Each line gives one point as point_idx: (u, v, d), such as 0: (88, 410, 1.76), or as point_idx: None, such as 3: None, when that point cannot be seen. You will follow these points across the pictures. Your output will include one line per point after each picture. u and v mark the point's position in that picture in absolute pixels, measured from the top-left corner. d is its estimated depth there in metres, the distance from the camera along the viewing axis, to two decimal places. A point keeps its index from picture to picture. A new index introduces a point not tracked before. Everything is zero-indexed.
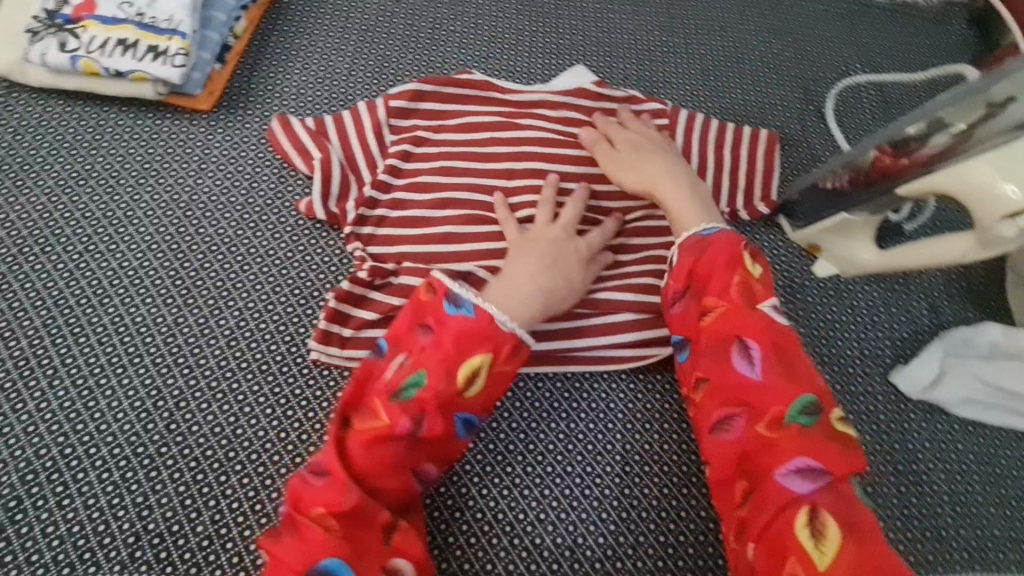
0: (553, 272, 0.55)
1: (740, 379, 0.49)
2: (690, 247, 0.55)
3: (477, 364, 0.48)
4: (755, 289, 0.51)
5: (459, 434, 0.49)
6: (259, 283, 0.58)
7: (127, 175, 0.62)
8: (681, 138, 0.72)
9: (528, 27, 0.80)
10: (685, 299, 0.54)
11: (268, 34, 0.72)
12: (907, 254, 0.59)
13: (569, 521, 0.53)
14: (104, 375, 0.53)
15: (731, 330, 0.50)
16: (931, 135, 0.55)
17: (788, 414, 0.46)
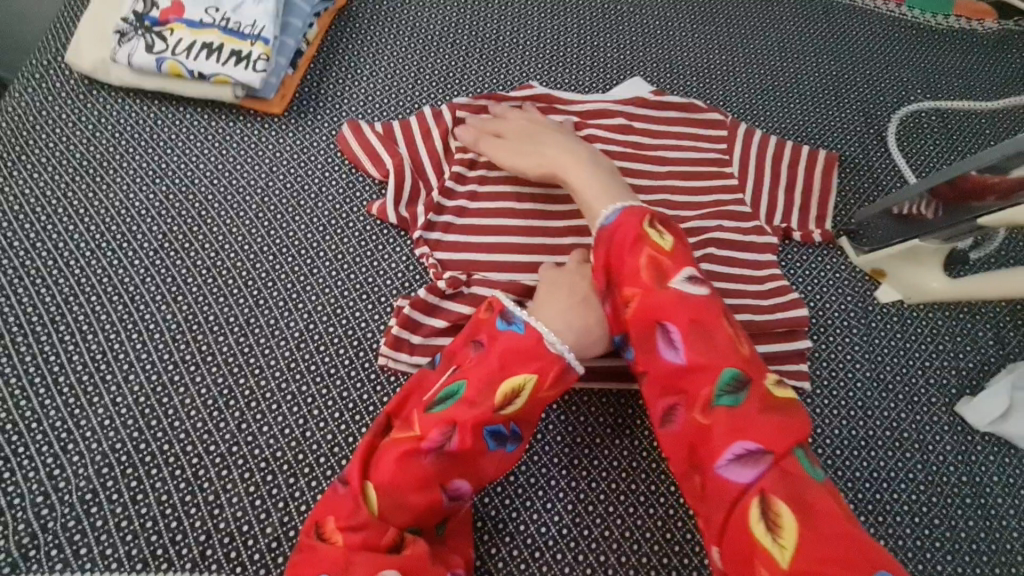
0: (587, 306, 0.52)
1: (661, 362, 0.48)
2: (604, 241, 0.53)
3: (520, 383, 0.46)
4: (667, 269, 0.49)
5: (489, 453, 0.46)
6: (328, 287, 0.59)
7: (201, 174, 0.63)
8: (738, 152, 0.74)
9: (589, 42, 0.81)
10: (610, 295, 0.52)
11: (337, 41, 0.74)
12: (982, 283, 0.62)
13: (635, 540, 0.51)
14: (178, 371, 0.53)
15: (650, 315, 0.48)
16: (1010, 168, 0.54)
17: (716, 395, 0.45)
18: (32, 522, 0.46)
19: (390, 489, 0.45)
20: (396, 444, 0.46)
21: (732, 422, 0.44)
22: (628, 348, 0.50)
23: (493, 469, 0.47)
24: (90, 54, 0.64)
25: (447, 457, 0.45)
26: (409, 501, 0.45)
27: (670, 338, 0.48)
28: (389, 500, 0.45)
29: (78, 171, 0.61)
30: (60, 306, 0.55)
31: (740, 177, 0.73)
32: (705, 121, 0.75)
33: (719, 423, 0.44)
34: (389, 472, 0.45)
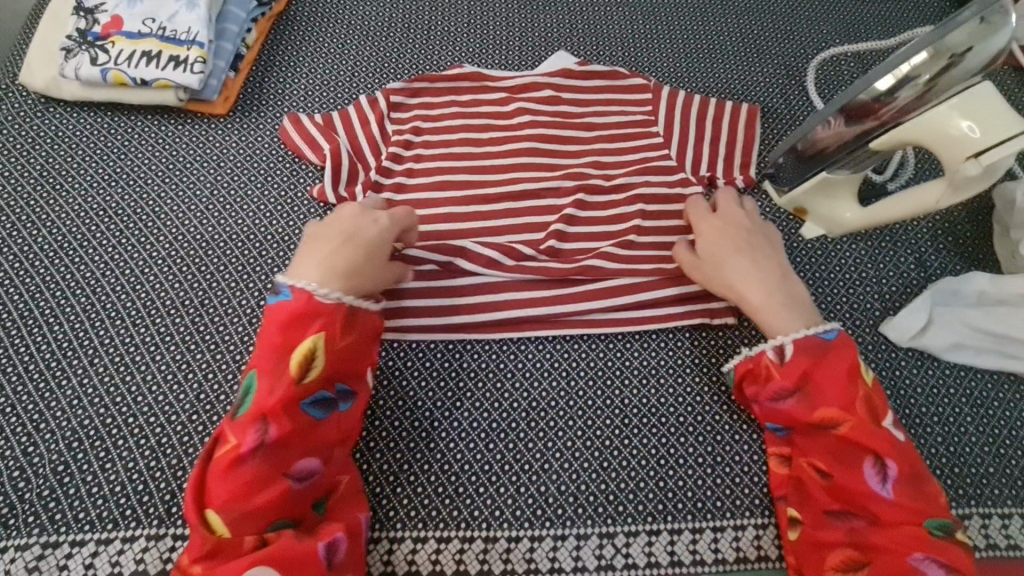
0: (347, 248, 0.55)
1: (866, 485, 0.48)
2: (807, 347, 0.53)
3: (307, 348, 0.49)
4: (881, 410, 0.51)
5: (313, 423, 0.49)
6: (277, 266, 0.63)
7: (153, 175, 0.67)
8: (663, 113, 0.75)
9: (518, 22, 0.85)
10: (794, 397, 0.52)
11: (276, 42, 0.79)
12: (887, 208, 0.63)
13: (573, 470, 0.56)
14: (139, 352, 0.57)
15: (860, 445, 0.49)
16: (898, 90, 0.56)
17: (925, 528, 0.47)
18: (11, 495, 0.51)
19: (233, 502, 0.46)
20: (219, 460, 0.47)
21: (922, 541, 0.46)
22: (826, 455, 0.51)
23: (331, 432, 0.50)
24: (42, 74, 0.68)
25: (270, 450, 0.47)
26: (255, 503, 0.46)
27: (884, 472, 0.48)
28: (234, 512, 0.46)
29: (37, 181, 0.66)
30: (27, 303, 0.59)
31: (666, 135, 0.74)
32: (629, 86, 0.78)
33: (907, 534, 0.46)
34: (224, 487, 0.46)
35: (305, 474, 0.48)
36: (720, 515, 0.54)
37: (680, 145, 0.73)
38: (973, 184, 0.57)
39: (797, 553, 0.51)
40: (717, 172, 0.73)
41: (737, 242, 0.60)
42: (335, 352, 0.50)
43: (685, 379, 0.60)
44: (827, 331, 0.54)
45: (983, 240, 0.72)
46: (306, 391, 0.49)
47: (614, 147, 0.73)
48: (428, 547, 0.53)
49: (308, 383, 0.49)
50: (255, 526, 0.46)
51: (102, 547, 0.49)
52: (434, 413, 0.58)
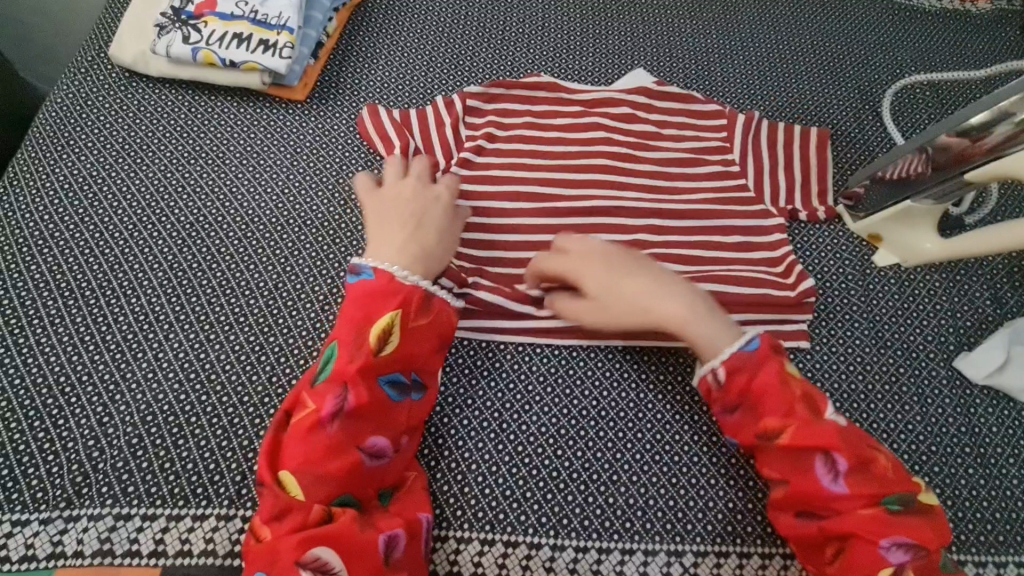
0: (421, 231, 0.59)
1: (818, 485, 0.49)
2: (735, 361, 0.53)
3: (387, 323, 0.52)
4: (816, 402, 0.51)
5: (388, 400, 0.51)
6: (351, 255, 0.63)
7: (232, 155, 0.68)
8: (737, 139, 0.76)
9: (592, 29, 0.84)
10: (740, 411, 0.53)
11: (354, 33, 0.79)
12: (977, 241, 0.64)
13: (641, 483, 0.55)
14: (213, 331, 0.57)
15: (810, 446, 0.49)
16: (993, 125, 0.56)
17: (880, 506, 0.48)
18: (85, 463, 0.51)
19: (308, 467, 0.47)
20: (298, 427, 0.49)
21: (886, 529, 0.47)
22: (778, 466, 0.51)
23: (403, 417, 0.51)
24: (131, 49, 0.69)
25: (345, 418, 0.49)
26: (330, 471, 0.47)
27: (834, 467, 0.49)
28: (308, 480, 0.47)
29: (120, 154, 0.66)
30: (106, 273, 0.60)
31: (741, 161, 0.75)
32: (703, 111, 0.78)
33: (870, 526, 0.47)
34: (299, 452, 0.48)
35: (376, 454, 0.50)
36: (789, 542, 0.53)
37: (756, 173, 0.74)
38: None
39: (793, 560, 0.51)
40: (797, 204, 0.72)
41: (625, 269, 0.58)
42: (411, 331, 0.53)
43: None
44: (749, 341, 0.54)
45: None
46: (386, 367, 0.51)
47: (689, 171, 0.74)
48: (495, 550, 0.52)
49: (390, 358, 0.51)
50: (322, 496, 0.47)
51: (173, 524, 0.49)
52: (504, 415, 0.58)
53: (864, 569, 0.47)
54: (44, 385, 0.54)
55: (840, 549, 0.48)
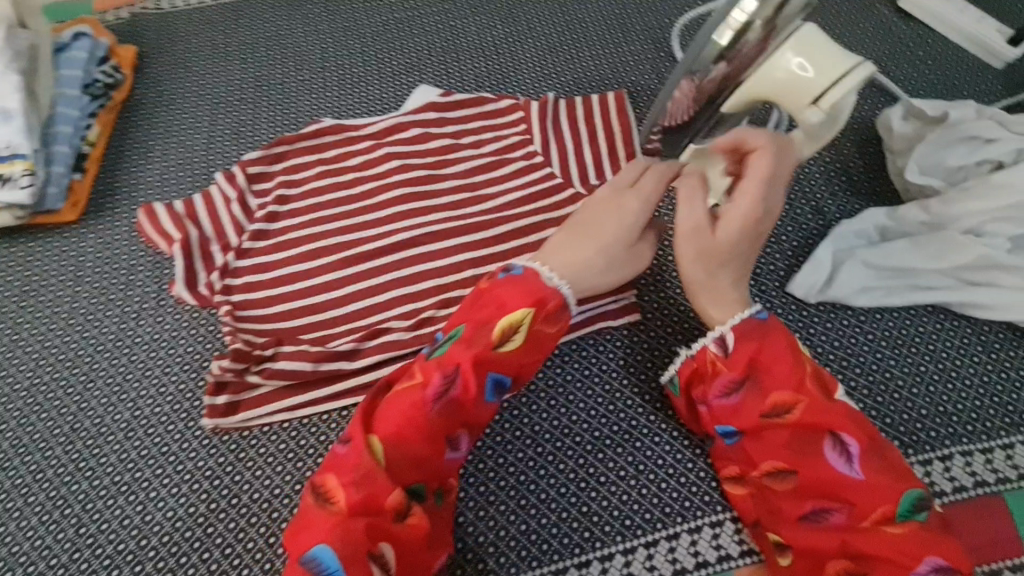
0: (584, 248, 0.54)
1: (835, 474, 0.46)
2: (748, 331, 0.51)
3: (517, 318, 0.50)
4: (830, 386, 0.49)
5: (487, 396, 0.50)
6: (149, 370, 0.59)
7: (7, 302, 0.63)
8: (536, 127, 0.73)
9: (376, 57, 0.82)
10: (744, 390, 0.50)
11: (124, 131, 0.75)
12: None
13: (492, 516, 0.55)
14: (9, 499, 0.54)
15: (821, 426, 0.47)
16: (739, 40, 0.49)
17: (900, 511, 0.45)
18: None
19: (392, 441, 0.47)
20: (405, 396, 0.49)
21: (914, 539, 0.44)
22: (782, 451, 0.48)
23: (483, 415, 0.51)
24: None
25: (452, 401, 0.49)
26: (415, 456, 0.48)
27: (846, 451, 0.47)
28: (393, 455, 0.47)
29: None
30: None
31: (543, 150, 0.72)
32: (498, 109, 0.75)
33: (887, 536, 0.45)
34: (396, 420, 0.48)
35: (454, 446, 0.50)
36: (645, 528, 0.54)
37: (561, 158, 0.72)
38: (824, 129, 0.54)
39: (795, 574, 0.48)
40: (607, 176, 0.71)
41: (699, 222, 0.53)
42: (534, 335, 0.51)
43: (592, 393, 0.60)
44: (755, 312, 0.52)
45: (879, 171, 0.69)
46: (498, 364, 0.50)
47: (493, 176, 0.71)
48: None
49: (507, 361, 0.50)
50: (399, 479, 0.47)
51: None
52: None
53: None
54: None
55: (853, 558, 0.46)
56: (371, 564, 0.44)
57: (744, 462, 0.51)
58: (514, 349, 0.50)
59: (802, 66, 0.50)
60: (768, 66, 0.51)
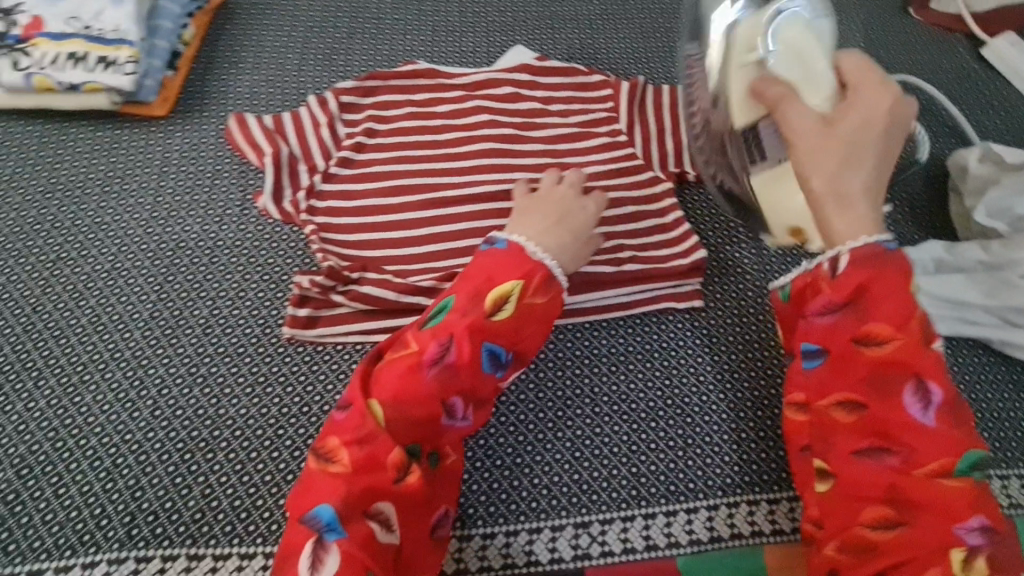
0: (557, 228, 0.57)
1: (907, 417, 0.43)
2: (862, 255, 0.44)
3: (507, 291, 0.51)
4: (930, 330, 0.44)
5: (485, 367, 0.50)
6: (230, 274, 0.60)
7: (91, 184, 0.64)
8: (624, 108, 0.74)
9: (472, 9, 0.82)
10: (838, 314, 0.45)
11: (216, 38, 0.75)
12: None
13: (546, 462, 0.57)
14: (87, 371, 0.55)
15: (910, 369, 0.43)
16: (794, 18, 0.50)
17: (958, 467, 0.42)
18: None
19: (399, 401, 0.48)
20: (395, 363, 0.49)
21: (966, 496, 0.42)
22: (857, 384, 0.45)
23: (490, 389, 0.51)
24: None
25: (445, 367, 0.49)
26: (417, 416, 0.48)
27: (926, 399, 0.43)
28: (393, 417, 0.47)
29: None
30: None
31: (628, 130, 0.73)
32: (589, 83, 0.76)
33: (939, 488, 0.42)
34: (395, 387, 0.48)
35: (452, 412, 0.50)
36: (689, 496, 0.56)
37: (643, 140, 0.72)
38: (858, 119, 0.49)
39: (825, 506, 0.47)
40: (686, 164, 0.71)
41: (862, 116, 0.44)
42: (527, 308, 0.51)
43: (652, 365, 0.62)
44: (879, 236, 0.44)
45: (938, 209, 0.73)
46: (494, 334, 0.50)
47: (577, 147, 0.72)
48: None
49: (506, 330, 0.51)
50: (401, 437, 0.47)
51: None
52: None
53: (922, 537, 0.42)
54: None
55: (894, 503, 0.43)
56: (371, 522, 0.45)
57: (815, 390, 0.47)
58: (506, 317, 0.51)
59: (781, 52, 0.44)
60: (738, 53, 0.45)
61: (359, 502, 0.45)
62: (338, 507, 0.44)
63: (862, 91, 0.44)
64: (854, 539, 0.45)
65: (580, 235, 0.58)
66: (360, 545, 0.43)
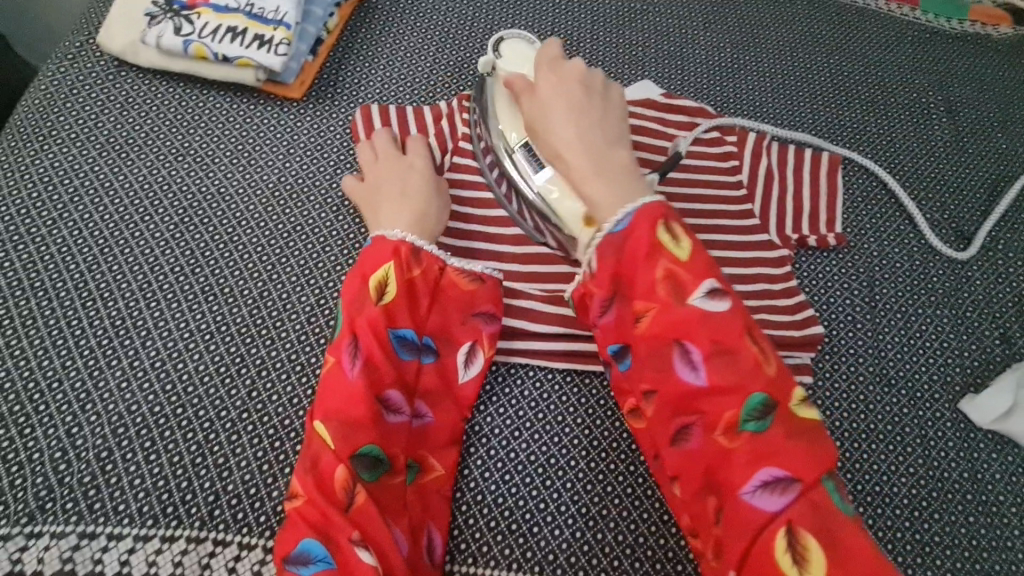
0: (411, 200, 0.59)
1: (683, 388, 0.46)
2: (606, 246, 0.50)
3: (383, 276, 0.54)
4: (685, 285, 0.46)
5: (394, 352, 0.52)
6: (339, 264, 0.60)
7: (221, 153, 0.65)
8: (751, 163, 0.73)
9: (603, 36, 0.81)
10: (615, 304, 0.50)
11: (357, 27, 0.75)
12: (610, 140, 0.55)
13: (632, 519, 0.53)
14: (192, 340, 0.55)
15: (669, 335, 0.46)
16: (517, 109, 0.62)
17: (740, 419, 0.44)
18: (50, 476, 0.49)
19: (335, 416, 0.48)
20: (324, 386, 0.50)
21: (753, 450, 0.43)
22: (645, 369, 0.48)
23: (410, 373, 0.53)
24: (120, 37, 0.66)
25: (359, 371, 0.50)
26: (353, 419, 0.48)
27: (689, 361, 0.46)
28: (336, 428, 0.48)
29: (105, 147, 0.64)
30: (83, 274, 0.57)
31: (749, 189, 0.72)
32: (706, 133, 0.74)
33: (742, 458, 0.43)
34: (324, 407, 0.49)
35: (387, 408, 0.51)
36: None
37: (764, 197, 0.72)
38: (557, 86, 0.56)
39: (685, 512, 0.47)
40: (805, 231, 0.70)
41: (579, 105, 0.55)
42: (406, 284, 0.54)
43: None
44: (619, 220, 0.50)
45: None
46: (393, 321, 0.53)
47: (694, 193, 0.70)
48: None
49: (399, 312, 0.53)
50: (348, 451, 0.47)
51: (139, 545, 0.47)
52: (491, 441, 0.55)
53: (740, 518, 0.43)
54: (11, 389, 0.52)
55: (711, 484, 0.45)
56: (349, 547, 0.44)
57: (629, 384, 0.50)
58: (392, 299, 0.53)
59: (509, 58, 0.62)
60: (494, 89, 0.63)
61: (327, 539, 0.44)
62: (329, 540, 0.44)
63: (552, 87, 0.56)
64: (714, 541, 0.45)
65: (428, 186, 0.61)
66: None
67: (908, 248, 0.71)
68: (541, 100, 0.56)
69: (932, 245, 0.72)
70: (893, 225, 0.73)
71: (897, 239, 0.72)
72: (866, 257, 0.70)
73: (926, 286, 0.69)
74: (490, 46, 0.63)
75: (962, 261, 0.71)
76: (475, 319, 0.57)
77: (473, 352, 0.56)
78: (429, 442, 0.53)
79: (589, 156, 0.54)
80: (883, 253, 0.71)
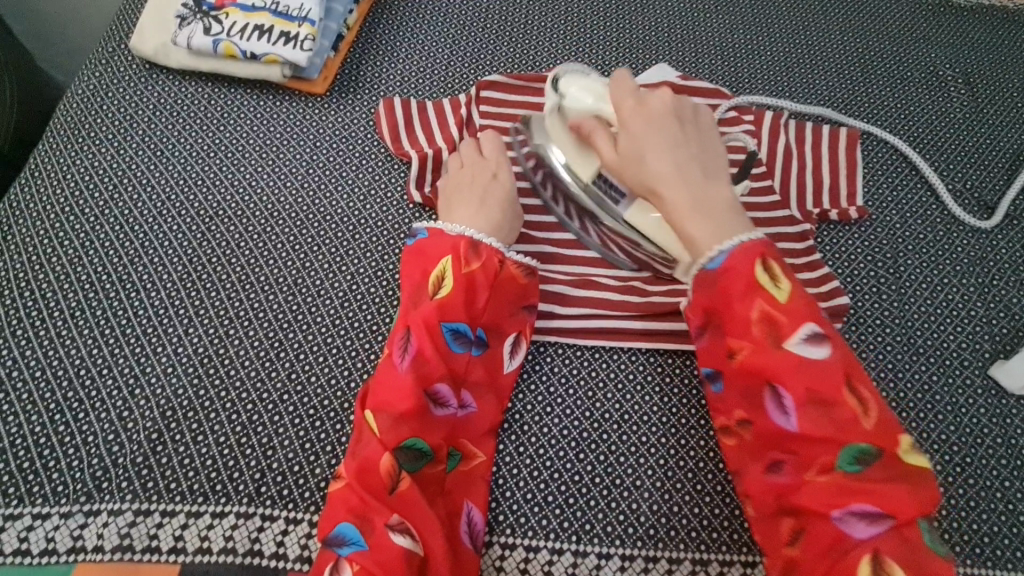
0: (490, 207, 0.60)
1: (774, 425, 0.47)
2: (699, 280, 0.51)
3: (442, 271, 0.55)
4: (783, 328, 0.46)
5: (450, 347, 0.53)
6: (369, 251, 0.62)
7: (252, 149, 0.67)
8: (769, 141, 0.74)
9: (616, 23, 0.82)
10: (707, 332, 0.52)
11: (375, 23, 0.77)
12: (705, 173, 0.52)
13: (666, 490, 0.54)
14: (233, 326, 0.57)
15: (760, 373, 0.47)
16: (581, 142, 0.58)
17: (835, 462, 0.45)
18: (105, 457, 0.51)
19: (384, 407, 0.50)
20: (378, 378, 0.52)
21: (843, 488, 0.44)
22: (739, 398, 0.50)
23: (461, 366, 0.54)
24: (151, 39, 0.69)
25: (413, 362, 0.51)
26: (400, 411, 0.49)
27: (784, 404, 0.46)
28: (384, 418, 0.49)
29: (141, 146, 0.66)
30: (126, 267, 0.60)
31: (769, 166, 0.73)
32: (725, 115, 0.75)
33: (832, 493, 0.44)
34: (382, 397, 0.50)
35: (436, 401, 0.52)
36: None
37: (783, 175, 0.72)
38: (644, 115, 0.52)
39: (757, 526, 0.49)
40: (826, 206, 0.71)
41: (671, 136, 0.52)
42: (467, 278, 0.55)
43: None
44: (714, 257, 0.49)
45: None
46: (447, 313, 0.54)
47: None
48: (517, 555, 0.51)
49: (454, 306, 0.54)
50: (395, 441, 0.48)
51: (192, 520, 0.49)
52: (524, 417, 0.56)
53: (822, 543, 0.44)
54: (64, 377, 0.54)
55: (793, 511, 0.47)
56: (385, 532, 0.45)
57: (721, 408, 0.52)
58: (449, 293, 0.54)
59: (571, 92, 0.56)
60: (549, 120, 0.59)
61: (369, 522, 0.45)
62: (362, 524, 0.45)
63: (639, 122, 0.52)
64: (783, 558, 0.47)
65: (506, 194, 0.61)
66: (382, 562, 0.44)
67: (931, 219, 0.71)
68: (630, 133, 0.52)
69: (954, 215, 0.71)
70: (914, 197, 0.73)
71: (918, 210, 0.72)
72: (890, 229, 0.70)
73: (950, 256, 0.69)
74: (550, 88, 0.57)
75: (986, 230, 0.71)
76: (521, 312, 0.57)
77: (518, 343, 0.57)
78: (469, 432, 0.53)
79: (692, 190, 0.50)
80: (906, 225, 0.71)
